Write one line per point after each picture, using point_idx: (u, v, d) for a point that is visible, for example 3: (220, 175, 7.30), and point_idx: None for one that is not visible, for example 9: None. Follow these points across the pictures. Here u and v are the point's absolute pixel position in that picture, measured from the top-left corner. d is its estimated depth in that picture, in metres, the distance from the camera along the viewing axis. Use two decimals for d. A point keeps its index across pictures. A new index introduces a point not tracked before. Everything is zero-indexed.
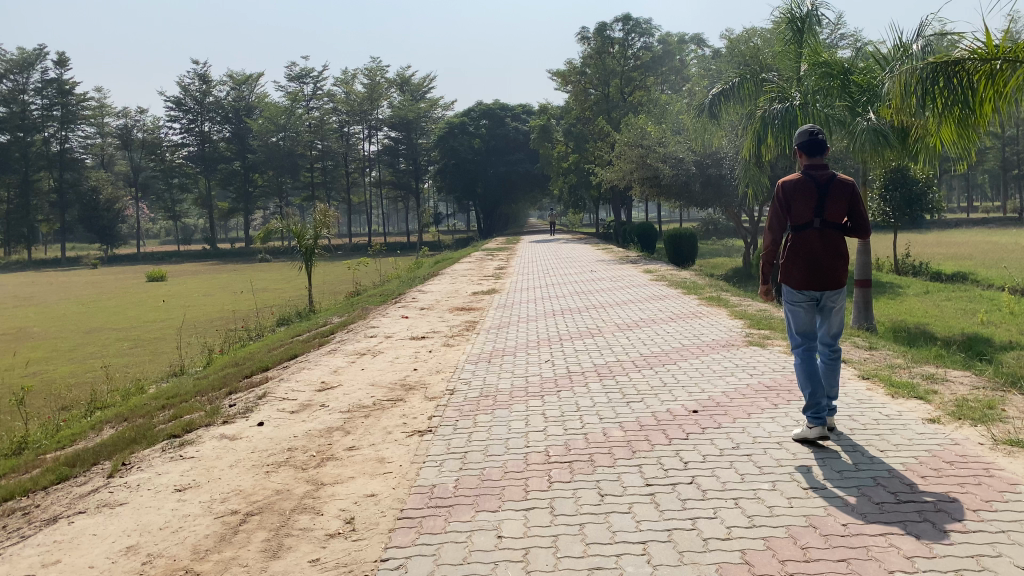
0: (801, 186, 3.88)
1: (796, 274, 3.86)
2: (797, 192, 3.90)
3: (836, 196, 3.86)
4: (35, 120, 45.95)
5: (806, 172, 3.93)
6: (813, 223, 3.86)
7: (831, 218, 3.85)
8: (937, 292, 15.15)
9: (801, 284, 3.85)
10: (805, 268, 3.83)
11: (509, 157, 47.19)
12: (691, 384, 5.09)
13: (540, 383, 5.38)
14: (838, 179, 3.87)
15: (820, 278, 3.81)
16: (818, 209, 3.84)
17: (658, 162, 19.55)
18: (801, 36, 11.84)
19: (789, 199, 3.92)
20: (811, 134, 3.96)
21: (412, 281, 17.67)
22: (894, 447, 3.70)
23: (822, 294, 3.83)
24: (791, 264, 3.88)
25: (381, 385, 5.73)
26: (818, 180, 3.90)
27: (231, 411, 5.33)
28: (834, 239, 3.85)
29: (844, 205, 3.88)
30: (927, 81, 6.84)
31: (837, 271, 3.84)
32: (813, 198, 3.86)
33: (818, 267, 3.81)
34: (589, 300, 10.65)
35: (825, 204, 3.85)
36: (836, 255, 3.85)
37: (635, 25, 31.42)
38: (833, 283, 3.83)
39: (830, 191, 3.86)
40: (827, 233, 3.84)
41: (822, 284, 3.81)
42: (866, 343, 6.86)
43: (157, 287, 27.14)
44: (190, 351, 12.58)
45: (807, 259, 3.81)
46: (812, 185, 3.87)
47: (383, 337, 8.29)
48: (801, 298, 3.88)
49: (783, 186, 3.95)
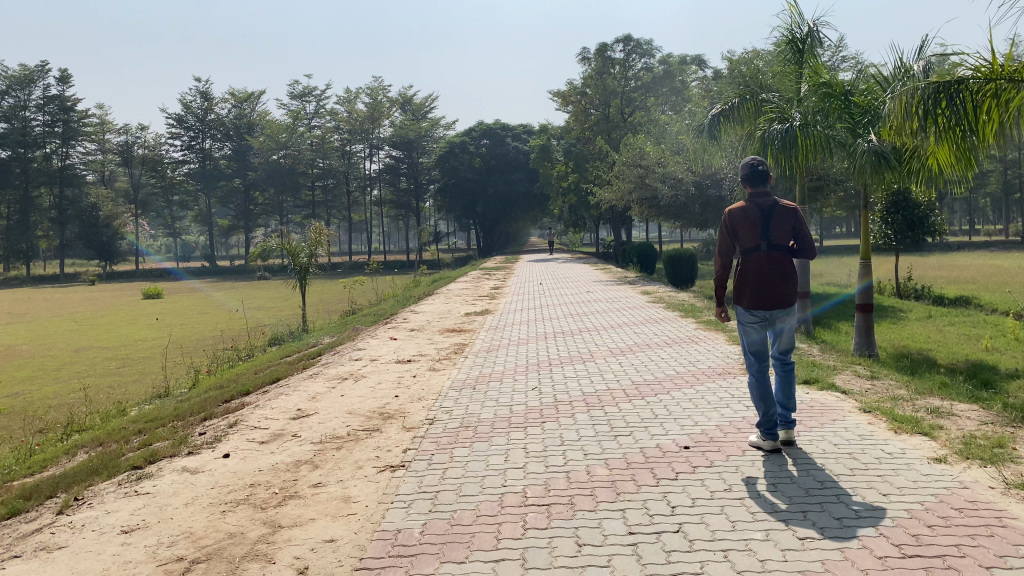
0: (747, 215, 4.31)
1: (746, 294, 4.24)
2: (744, 220, 4.32)
3: (779, 222, 4.29)
4: (36, 137, 46.05)
5: (752, 200, 4.36)
6: (760, 246, 4.27)
7: (776, 241, 4.27)
8: (940, 316, 14.90)
9: (752, 303, 4.23)
10: (754, 289, 4.22)
11: (510, 176, 46.58)
12: (683, 417, 4.81)
13: (525, 413, 5.11)
14: (780, 206, 4.30)
15: (770, 297, 4.20)
16: (763, 234, 4.27)
17: (658, 182, 19.35)
18: (801, 56, 11.61)
19: (736, 227, 4.35)
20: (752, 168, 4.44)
21: (406, 301, 17.41)
22: (897, 490, 3.43)
23: (771, 312, 4.21)
24: (742, 287, 4.27)
25: (358, 413, 5.46)
26: (763, 207, 4.33)
27: (199, 441, 5.06)
28: (780, 260, 4.25)
29: (787, 228, 4.30)
30: (927, 101, 6.53)
31: (785, 289, 4.23)
32: (758, 225, 4.29)
33: (768, 287, 4.21)
34: (585, 322, 10.37)
35: (769, 230, 4.28)
36: (783, 275, 4.24)
37: (635, 46, 31.47)
38: (781, 300, 4.21)
39: (773, 217, 4.30)
40: (773, 255, 4.25)
41: (771, 302, 4.19)
42: (867, 372, 6.58)
43: (153, 304, 26.89)
44: (177, 372, 12.28)
45: (757, 280, 4.21)
46: (757, 214, 4.30)
47: (368, 360, 8.03)
48: (754, 316, 4.25)
49: (730, 216, 4.37)
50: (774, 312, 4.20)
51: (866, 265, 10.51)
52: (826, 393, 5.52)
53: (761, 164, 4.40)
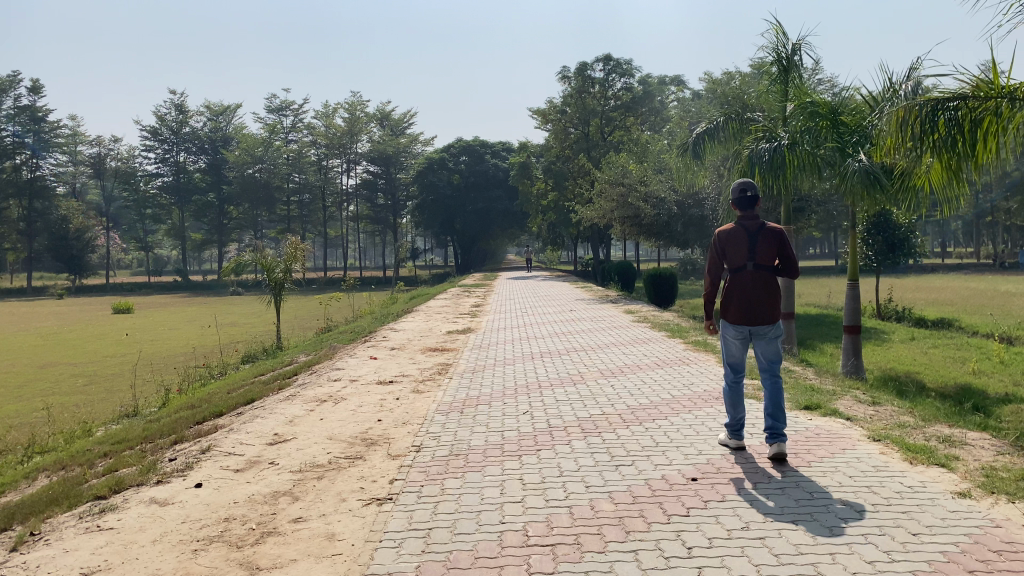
0: (735, 234, 4.44)
1: (731, 311, 4.39)
2: (732, 238, 4.45)
3: (766, 243, 4.40)
4: (6, 147, 45.28)
5: (740, 221, 4.49)
6: (746, 266, 4.39)
7: (762, 261, 4.38)
8: (922, 338, 14.82)
9: (736, 318, 4.37)
10: (740, 305, 4.36)
11: (488, 193, 46.52)
12: (686, 445, 4.55)
13: (518, 439, 4.82)
14: (767, 226, 4.42)
15: (755, 314, 4.33)
16: (750, 253, 4.38)
17: (640, 201, 19.25)
18: (787, 76, 11.47)
19: (725, 246, 4.47)
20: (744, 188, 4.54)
21: (384, 318, 17.08)
22: (927, 529, 3.18)
23: (754, 328, 4.34)
24: (728, 303, 4.40)
25: (340, 439, 5.15)
26: (750, 227, 4.45)
27: (168, 469, 4.72)
28: (765, 279, 4.36)
29: (774, 248, 4.41)
30: (925, 120, 6.35)
31: (769, 306, 4.33)
32: (744, 244, 4.41)
33: (752, 303, 4.33)
34: (570, 342, 10.10)
35: (756, 249, 4.39)
36: (768, 293, 4.36)
37: (616, 65, 31.59)
38: (764, 317, 4.32)
39: (760, 237, 4.42)
40: (758, 275, 4.37)
41: (756, 320, 4.31)
42: (868, 397, 6.35)
43: (122, 320, 26.25)
44: (145, 391, 11.84)
45: (741, 298, 4.34)
46: (745, 234, 4.42)
47: (348, 380, 7.71)
48: (737, 331, 4.40)
49: (719, 235, 4.51)
50: (755, 328, 4.34)
51: (854, 285, 10.39)
52: (831, 419, 5.29)
53: (752, 186, 4.51)
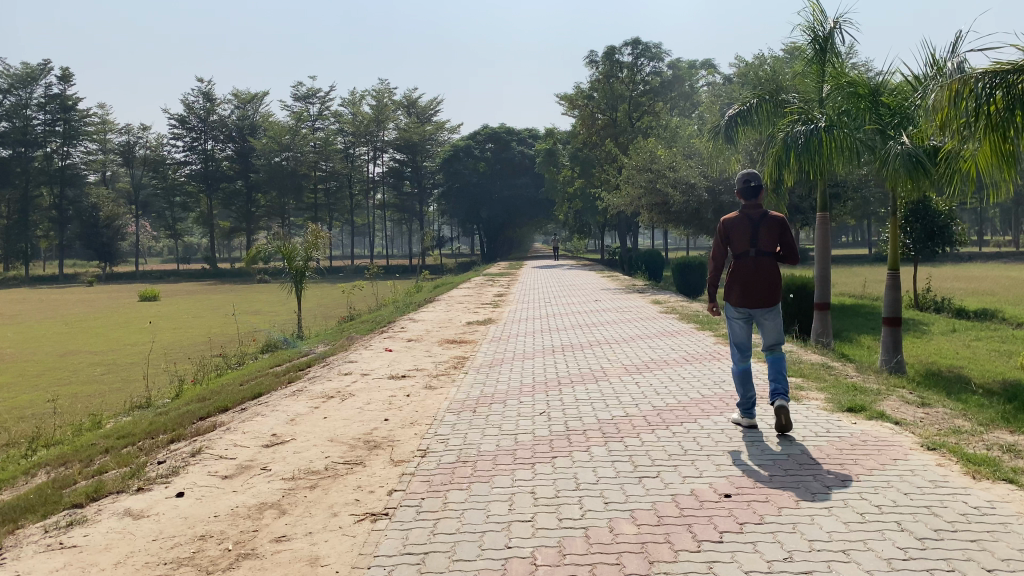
0: (739, 222, 4.85)
1: (734, 293, 4.81)
2: (736, 226, 4.86)
3: (768, 232, 4.83)
4: (37, 136, 45.65)
5: (744, 211, 4.90)
6: (749, 252, 4.81)
7: (764, 247, 4.80)
8: (964, 330, 14.17)
9: (740, 300, 4.78)
10: (742, 288, 4.78)
11: (515, 181, 46.05)
12: (720, 455, 4.10)
13: (532, 445, 4.40)
14: (771, 216, 4.84)
15: (757, 295, 4.75)
16: (753, 240, 4.80)
17: (668, 187, 18.70)
18: (824, 57, 10.83)
19: (730, 234, 4.89)
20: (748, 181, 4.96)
21: (405, 308, 16.75)
22: (1004, 563, 2.71)
23: (756, 309, 4.75)
24: (732, 286, 4.83)
25: (341, 441, 4.77)
26: (753, 216, 4.87)
27: (154, 473, 4.37)
28: (765, 265, 4.79)
29: (774, 236, 4.84)
30: (983, 94, 5.78)
31: (769, 289, 4.76)
32: (748, 231, 4.83)
33: (754, 286, 4.76)
34: (594, 335, 9.62)
35: (758, 237, 4.82)
36: (769, 277, 4.78)
37: (644, 50, 30.90)
38: (765, 299, 4.75)
39: (763, 226, 4.84)
40: (761, 260, 4.79)
41: (757, 302, 4.74)
42: (917, 397, 5.83)
43: (147, 307, 26.21)
44: (161, 381, 11.57)
45: (744, 280, 4.76)
46: (748, 222, 4.84)
47: (359, 375, 7.34)
48: (740, 313, 4.80)
49: (724, 223, 4.92)
50: (756, 310, 4.75)
51: (894, 275, 9.83)
52: (879, 424, 4.80)
53: (756, 179, 4.93)
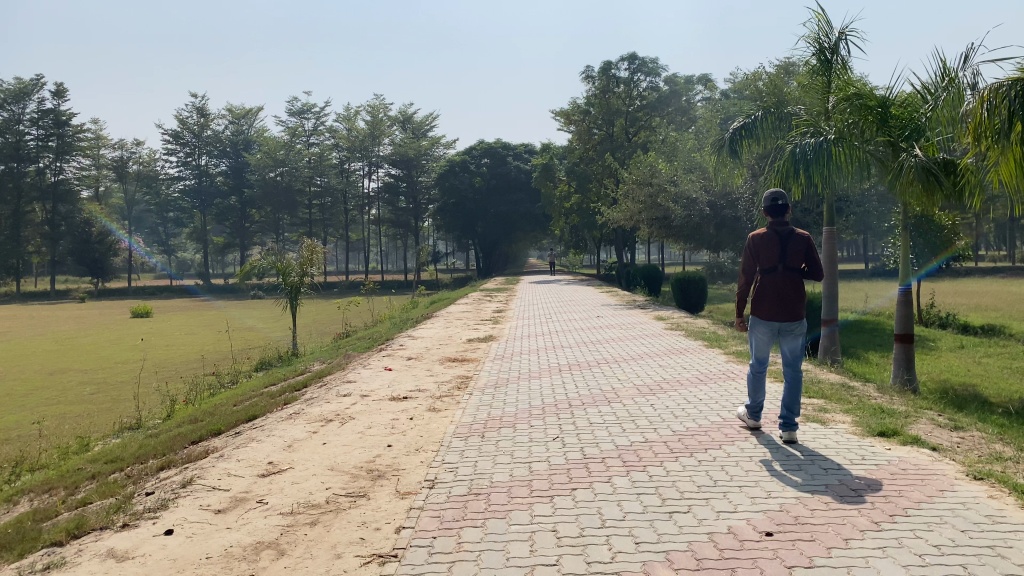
0: (766, 239, 4.78)
1: (762, 308, 4.75)
2: (765, 243, 4.80)
3: (795, 247, 4.75)
4: (30, 151, 45.36)
5: (772, 228, 4.83)
6: (776, 268, 4.74)
7: (791, 264, 4.73)
8: (972, 347, 13.92)
9: (767, 314, 4.73)
10: (769, 304, 4.73)
11: (510, 196, 45.82)
12: (754, 486, 3.80)
13: (549, 475, 4.09)
14: (797, 232, 4.76)
15: (784, 311, 4.69)
16: (780, 256, 4.73)
17: (669, 202, 18.50)
18: (830, 69, 10.62)
19: (757, 249, 4.82)
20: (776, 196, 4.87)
21: (402, 324, 16.45)
22: None
23: (783, 324, 4.70)
24: (760, 301, 4.77)
25: (343, 470, 4.47)
26: (781, 233, 4.79)
27: (142, 506, 4.05)
28: (792, 281, 4.72)
29: (802, 253, 4.76)
30: (1015, 102, 5.60)
31: (796, 306, 4.70)
32: (776, 249, 4.76)
33: (781, 303, 4.70)
34: (600, 353, 9.31)
35: (785, 254, 4.74)
36: (796, 294, 4.72)
37: (641, 65, 30.77)
38: (790, 316, 4.69)
39: (791, 243, 4.76)
40: (788, 277, 4.72)
41: (785, 318, 4.68)
42: (948, 419, 5.53)
43: (140, 324, 25.79)
44: (152, 401, 11.24)
45: (771, 297, 4.70)
46: (776, 239, 4.77)
47: (359, 395, 7.03)
48: (767, 328, 4.75)
49: (753, 239, 4.84)
50: (782, 326, 4.71)
51: (906, 291, 9.54)
52: (915, 450, 4.51)
53: (784, 193, 4.84)
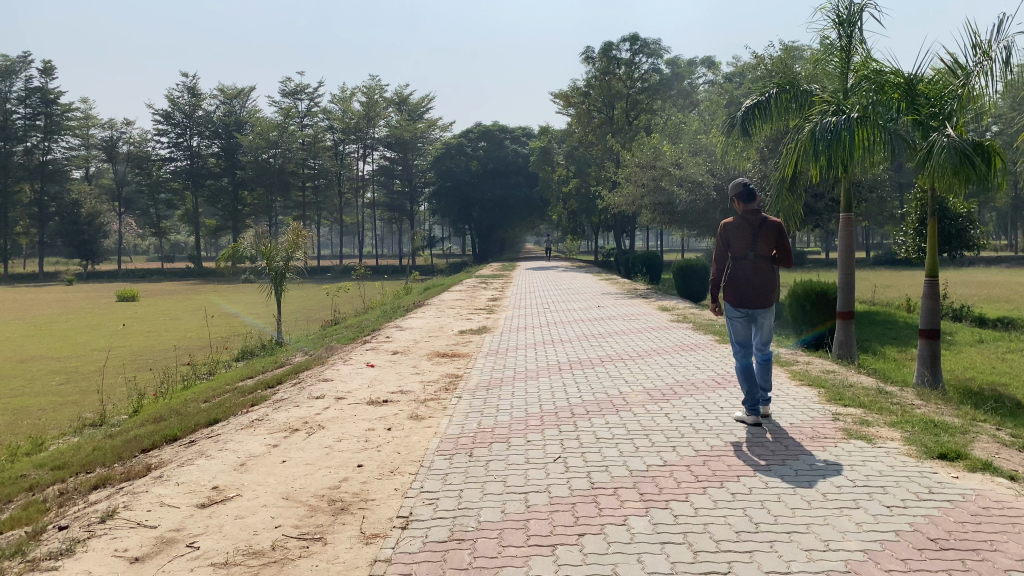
0: (738, 227, 4.83)
1: (734, 295, 4.80)
2: (735, 230, 4.84)
3: (766, 235, 4.81)
4: (18, 130, 44.06)
5: (742, 215, 4.88)
6: (748, 255, 4.80)
7: (762, 251, 4.79)
8: (992, 341, 13.18)
9: (740, 300, 4.78)
10: (742, 290, 4.78)
11: (507, 180, 44.94)
12: (819, 539, 2.98)
13: (549, 513, 3.32)
14: (768, 221, 4.82)
15: (756, 296, 4.75)
16: (752, 244, 4.78)
17: (673, 185, 17.71)
18: (850, 41, 9.67)
19: (730, 237, 4.86)
20: (744, 185, 4.93)
21: (392, 312, 15.64)
22: None
23: (756, 311, 4.75)
24: (732, 288, 4.81)
25: (299, 500, 3.68)
26: (753, 220, 4.85)
27: (41, 552, 3.22)
28: (763, 269, 4.78)
29: (771, 240, 4.82)
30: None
31: (768, 292, 4.76)
32: (747, 236, 4.81)
33: (754, 289, 4.76)
34: (603, 349, 8.50)
35: (757, 240, 4.80)
36: (767, 281, 4.78)
37: (643, 46, 29.79)
38: (763, 301, 4.75)
39: (762, 230, 4.82)
40: (759, 264, 4.78)
41: (756, 303, 4.72)
42: (1014, 437, 4.74)
43: (123, 309, 24.85)
44: (119, 394, 10.45)
45: (743, 282, 4.75)
46: (748, 226, 4.82)
47: (336, 398, 6.23)
48: (739, 314, 4.80)
49: (724, 227, 4.90)
50: (755, 312, 4.75)
51: (934, 282, 8.70)
52: (989, 480, 3.74)
53: (750, 184, 4.92)
